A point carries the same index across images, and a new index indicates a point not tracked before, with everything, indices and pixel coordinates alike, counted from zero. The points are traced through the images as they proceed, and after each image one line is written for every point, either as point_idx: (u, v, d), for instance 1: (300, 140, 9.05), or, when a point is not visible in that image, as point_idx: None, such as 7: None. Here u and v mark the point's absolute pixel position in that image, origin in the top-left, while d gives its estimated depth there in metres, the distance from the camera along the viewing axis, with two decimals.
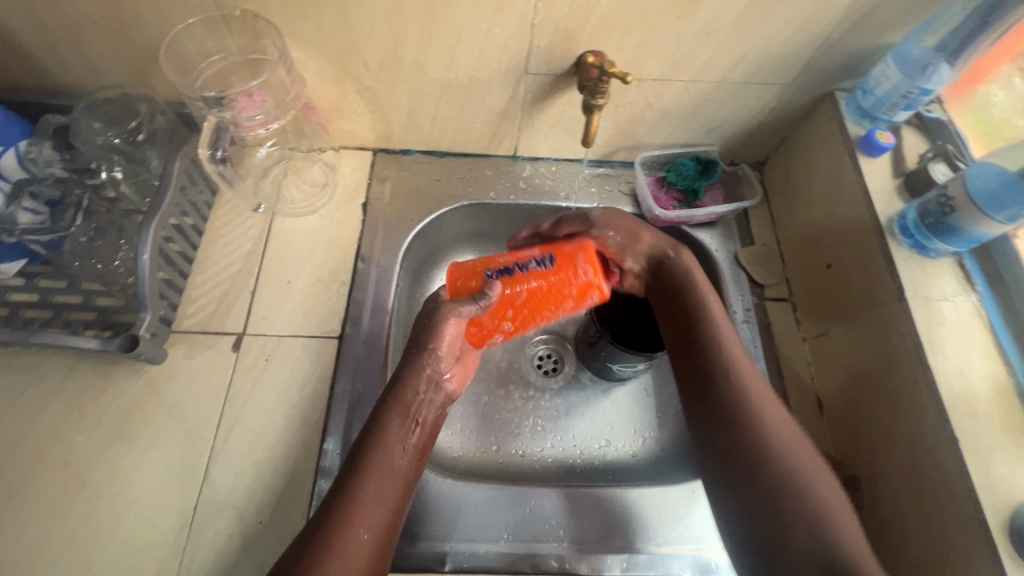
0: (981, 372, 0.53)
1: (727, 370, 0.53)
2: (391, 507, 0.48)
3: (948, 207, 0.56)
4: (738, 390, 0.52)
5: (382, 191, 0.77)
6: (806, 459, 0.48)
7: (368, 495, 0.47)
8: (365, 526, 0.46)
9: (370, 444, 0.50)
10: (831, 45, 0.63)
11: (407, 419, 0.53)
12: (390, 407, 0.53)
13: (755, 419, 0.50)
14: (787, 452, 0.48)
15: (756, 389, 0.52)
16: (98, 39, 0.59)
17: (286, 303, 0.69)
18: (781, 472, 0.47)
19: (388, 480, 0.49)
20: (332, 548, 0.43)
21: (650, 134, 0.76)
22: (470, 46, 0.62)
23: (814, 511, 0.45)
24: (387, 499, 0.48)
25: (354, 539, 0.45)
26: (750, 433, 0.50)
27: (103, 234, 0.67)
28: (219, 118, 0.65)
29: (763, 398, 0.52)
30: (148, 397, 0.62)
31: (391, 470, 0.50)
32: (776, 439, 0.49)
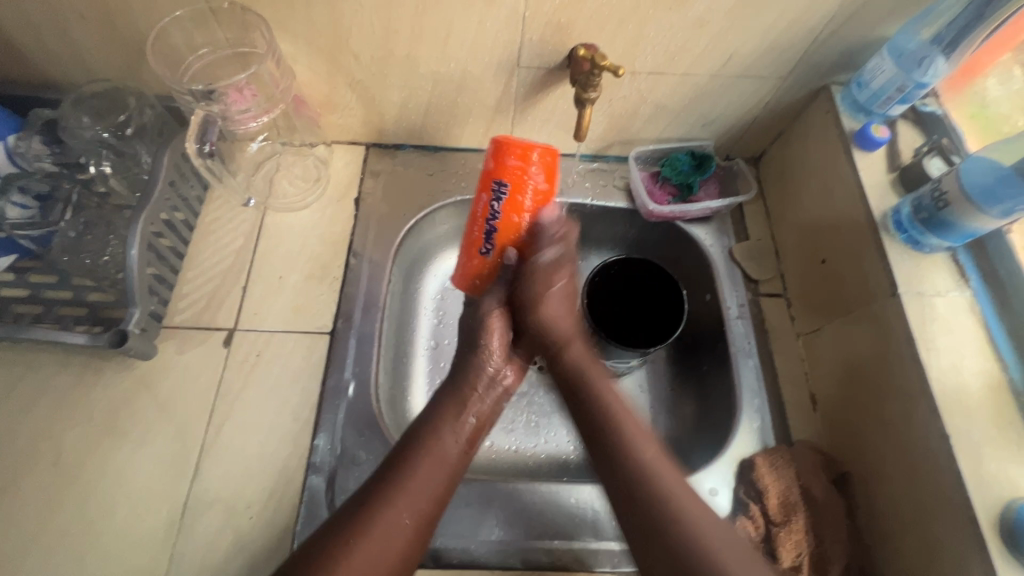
0: (974, 369, 0.53)
1: (619, 426, 0.55)
2: (433, 493, 0.50)
3: (942, 202, 0.55)
4: (630, 440, 0.53)
5: (375, 186, 0.76)
6: (701, 511, 0.48)
7: (411, 480, 0.49)
8: (402, 508, 0.48)
9: (420, 433, 0.53)
10: (826, 38, 0.62)
11: (461, 413, 0.56)
12: (449, 401, 0.56)
13: (641, 472, 0.51)
14: (677, 499, 0.49)
15: (652, 453, 0.53)
16: (85, 32, 0.59)
17: (277, 299, 0.68)
18: (664, 516, 0.48)
19: (433, 467, 0.51)
20: (371, 523, 0.46)
21: (644, 129, 0.76)
22: (461, 39, 0.61)
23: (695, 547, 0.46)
24: (432, 488, 0.50)
25: (392, 519, 0.47)
26: (640, 484, 0.50)
27: (93, 229, 0.67)
28: (207, 112, 0.64)
29: (654, 458, 0.52)
30: (139, 393, 0.62)
31: (440, 459, 0.52)
32: (662, 490, 0.49)
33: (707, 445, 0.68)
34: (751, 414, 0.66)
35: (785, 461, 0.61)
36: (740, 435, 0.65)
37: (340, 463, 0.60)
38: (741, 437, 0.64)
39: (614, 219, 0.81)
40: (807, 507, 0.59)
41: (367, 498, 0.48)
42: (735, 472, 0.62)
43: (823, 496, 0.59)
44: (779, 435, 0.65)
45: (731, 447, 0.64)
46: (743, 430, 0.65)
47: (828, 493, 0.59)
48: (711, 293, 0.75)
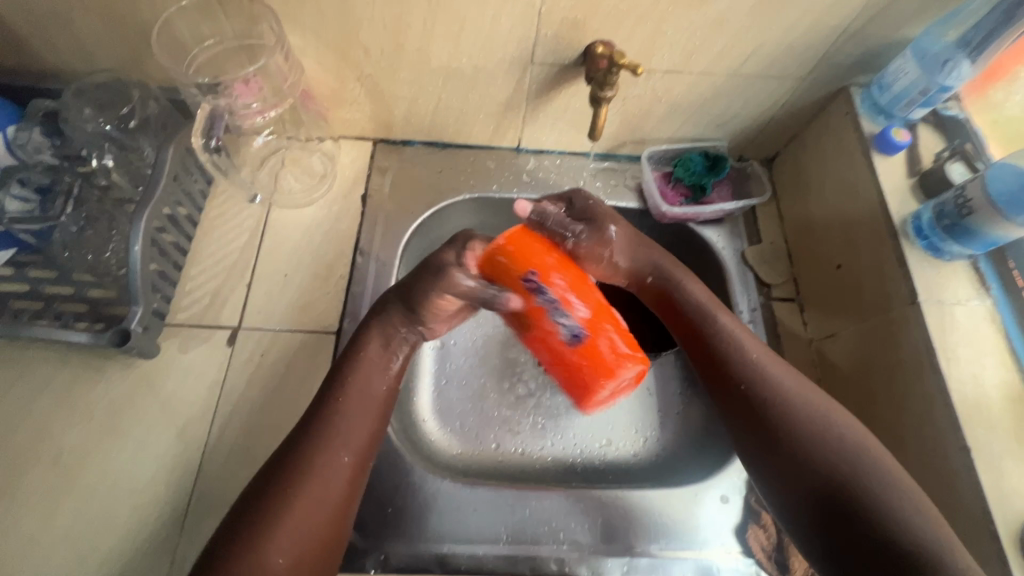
0: (995, 380, 0.52)
1: (729, 332, 0.57)
2: (351, 466, 0.50)
3: (965, 209, 0.54)
4: (733, 339, 0.57)
5: (382, 183, 0.75)
6: (820, 400, 0.52)
7: (317, 460, 0.49)
8: (311, 488, 0.48)
9: (320, 410, 0.52)
10: (847, 40, 0.61)
11: (380, 348, 0.57)
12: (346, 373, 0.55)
13: (755, 372, 0.54)
14: (813, 415, 0.51)
15: (757, 348, 0.56)
16: (88, 21, 0.57)
17: (282, 297, 0.67)
18: (806, 416, 0.51)
19: (361, 410, 0.53)
20: (311, 467, 0.48)
21: (658, 129, 0.74)
22: (474, 35, 0.60)
23: (828, 441, 0.50)
24: (365, 426, 0.52)
25: (303, 504, 0.47)
26: (763, 383, 0.54)
27: (94, 224, 0.65)
28: (214, 105, 0.63)
29: (757, 348, 0.56)
30: (141, 392, 0.61)
31: (366, 396, 0.54)
32: (795, 415, 0.52)
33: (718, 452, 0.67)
34: None
35: None
36: None
37: None
38: None
39: (625, 220, 0.79)
40: None
41: (272, 486, 0.47)
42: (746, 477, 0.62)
43: None
44: None
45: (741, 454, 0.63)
46: None
47: None
48: (723, 297, 0.74)
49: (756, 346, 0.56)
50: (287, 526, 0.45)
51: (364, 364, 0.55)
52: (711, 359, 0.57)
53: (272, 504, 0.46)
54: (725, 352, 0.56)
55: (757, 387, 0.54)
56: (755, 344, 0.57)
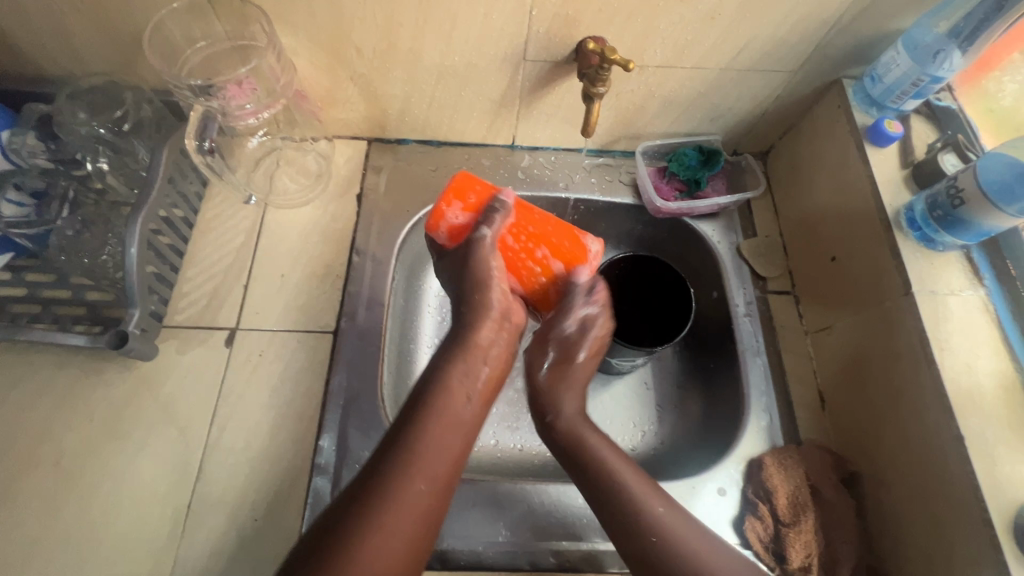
0: (988, 368, 0.52)
1: (584, 442, 0.53)
2: (442, 476, 0.46)
3: (957, 200, 0.54)
4: (592, 453, 0.52)
5: (378, 182, 0.75)
6: (682, 526, 0.47)
7: (434, 439, 0.46)
8: (429, 468, 0.45)
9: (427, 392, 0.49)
10: (839, 32, 0.61)
11: (466, 374, 0.51)
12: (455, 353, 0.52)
13: (609, 479, 0.50)
14: (667, 536, 0.47)
15: (621, 462, 0.51)
16: (79, 25, 0.57)
17: (279, 297, 0.67)
18: (635, 521, 0.48)
19: (450, 436, 0.47)
20: (390, 495, 0.42)
21: (652, 123, 0.74)
22: (466, 32, 0.60)
23: (688, 564, 0.45)
24: (447, 457, 0.46)
25: (423, 481, 0.44)
26: (635, 517, 0.48)
27: (91, 227, 0.65)
28: (207, 106, 0.63)
29: (610, 454, 0.52)
30: (140, 393, 0.61)
31: (454, 421, 0.48)
32: (640, 535, 0.47)
33: (716, 445, 0.67)
34: (759, 413, 0.65)
35: (794, 461, 0.60)
36: (748, 434, 0.64)
37: (344, 464, 0.59)
38: (749, 436, 0.64)
39: (620, 216, 0.80)
40: (817, 508, 0.58)
41: (391, 459, 0.44)
42: (744, 471, 0.62)
43: (833, 497, 0.59)
44: (787, 435, 0.65)
45: (739, 446, 0.63)
46: (751, 429, 0.64)
47: (837, 494, 0.59)
48: (719, 291, 0.75)
49: (609, 452, 0.52)
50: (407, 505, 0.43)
51: (472, 346, 0.53)
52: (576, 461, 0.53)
53: (393, 479, 0.43)
54: (597, 466, 0.51)
55: (617, 517, 0.49)
56: (618, 459, 0.52)
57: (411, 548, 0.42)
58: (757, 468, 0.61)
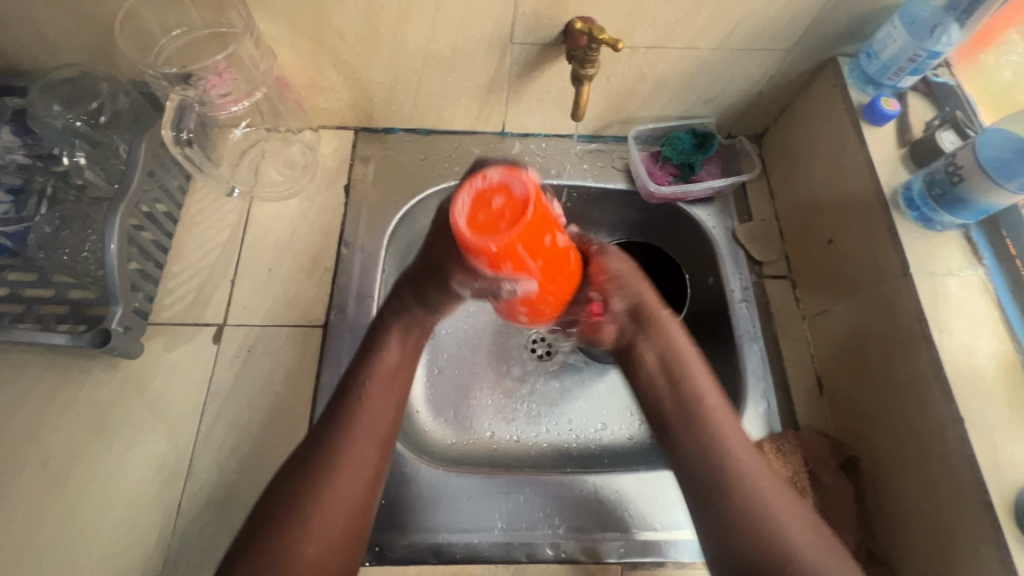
0: (988, 349, 0.51)
1: (670, 345, 0.50)
2: (372, 463, 0.47)
3: (956, 177, 0.53)
4: (692, 385, 0.49)
5: (365, 173, 0.74)
6: (757, 471, 0.45)
7: (351, 437, 0.46)
8: (345, 480, 0.45)
9: (342, 403, 0.48)
10: (834, 7, 0.59)
11: (418, 337, 0.52)
12: (365, 360, 0.51)
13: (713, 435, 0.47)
14: (769, 496, 0.44)
15: (708, 387, 0.49)
16: (51, 16, 0.56)
17: (267, 292, 0.66)
18: (752, 492, 0.44)
19: (372, 421, 0.48)
20: (320, 481, 0.44)
21: (644, 107, 0.73)
22: (450, 15, 0.58)
23: (767, 525, 0.43)
24: (376, 440, 0.47)
25: (342, 490, 0.44)
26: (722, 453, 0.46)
27: (70, 224, 0.62)
28: (183, 96, 0.61)
29: (709, 389, 0.49)
30: (126, 392, 0.60)
31: (383, 397, 0.49)
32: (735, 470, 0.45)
33: None
34: (757, 399, 0.64)
35: (792, 447, 0.60)
36: (745, 421, 0.63)
37: None
38: (746, 422, 0.63)
39: (614, 202, 0.78)
40: (815, 493, 0.58)
41: (312, 472, 0.44)
42: None
43: (831, 481, 0.58)
44: (785, 420, 0.64)
45: None
46: (749, 416, 0.64)
47: (836, 478, 0.58)
48: (714, 277, 0.73)
49: (710, 386, 0.50)
50: (320, 517, 0.43)
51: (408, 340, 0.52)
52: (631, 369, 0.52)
53: (308, 491, 0.43)
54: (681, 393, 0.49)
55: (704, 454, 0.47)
56: (710, 386, 0.50)
57: (336, 551, 0.43)
58: None
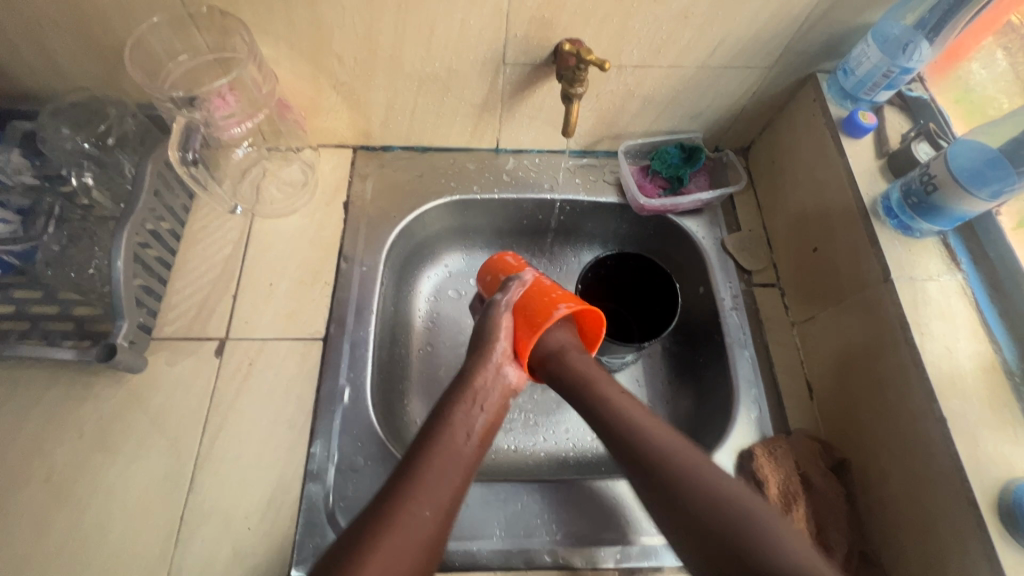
0: (968, 351, 0.53)
1: (595, 385, 0.55)
2: (442, 505, 0.47)
3: (931, 185, 0.55)
4: (627, 416, 0.53)
5: (364, 189, 0.76)
6: (743, 490, 0.48)
7: (426, 486, 0.47)
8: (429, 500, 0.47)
9: (428, 438, 0.51)
10: (810, 27, 0.62)
11: (471, 403, 0.54)
12: (454, 407, 0.54)
13: (675, 481, 0.48)
14: (754, 512, 0.46)
15: (659, 433, 0.51)
16: (63, 44, 0.58)
17: (268, 306, 0.68)
18: (740, 512, 0.46)
19: (447, 469, 0.49)
20: (395, 517, 0.44)
21: (633, 123, 0.76)
22: (445, 38, 0.61)
23: (748, 544, 0.44)
24: (450, 484, 0.48)
25: (412, 519, 0.45)
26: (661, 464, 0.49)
27: (77, 242, 0.65)
28: (190, 118, 0.63)
29: (668, 438, 0.51)
30: (131, 406, 0.61)
31: (455, 455, 0.50)
32: (673, 463, 0.49)
33: (706, 437, 0.68)
34: (749, 405, 0.66)
35: (784, 451, 0.61)
36: (737, 426, 0.65)
37: (338, 469, 0.60)
38: (739, 427, 0.64)
39: (605, 215, 0.81)
40: (807, 495, 0.59)
41: (393, 490, 0.46)
42: (735, 462, 0.62)
43: (823, 484, 0.59)
44: (776, 425, 0.65)
45: (728, 439, 0.64)
46: (741, 421, 0.65)
47: (827, 481, 0.60)
48: (705, 286, 0.75)
49: (665, 433, 0.51)
50: (405, 533, 0.44)
51: (467, 390, 0.55)
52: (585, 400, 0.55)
53: (394, 508, 0.45)
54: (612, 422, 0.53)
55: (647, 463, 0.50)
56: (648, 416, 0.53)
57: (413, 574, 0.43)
58: (748, 458, 0.62)
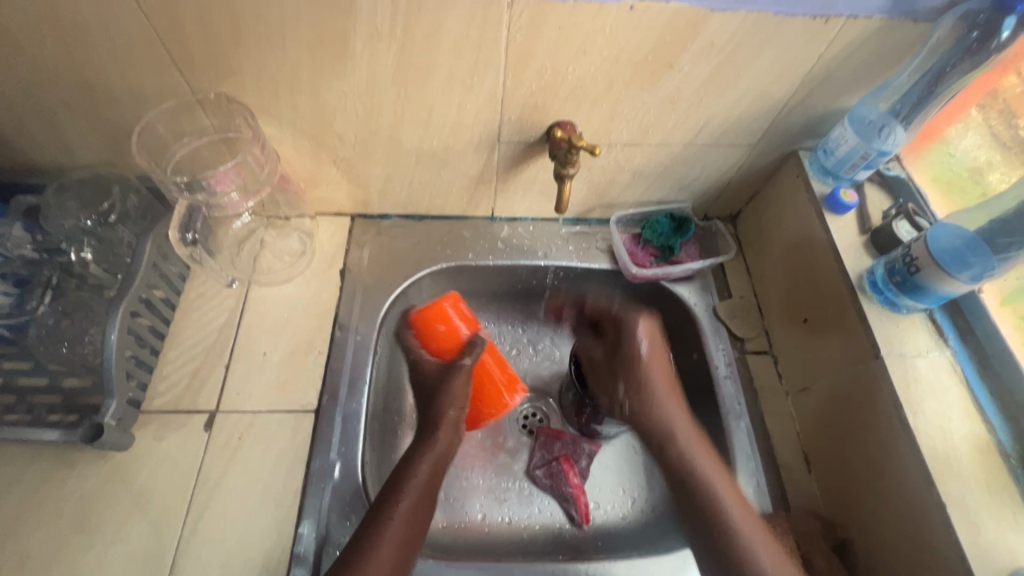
0: (962, 430, 0.53)
1: (686, 461, 0.63)
2: (398, 557, 0.53)
3: (914, 266, 0.56)
4: (697, 470, 0.62)
5: (361, 257, 0.77)
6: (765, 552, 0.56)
7: (387, 537, 0.54)
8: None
9: (372, 523, 0.55)
10: (789, 112, 0.65)
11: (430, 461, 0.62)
12: (392, 492, 0.58)
13: (702, 488, 0.60)
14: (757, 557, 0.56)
15: (717, 477, 0.61)
16: (73, 123, 0.61)
17: (260, 376, 0.67)
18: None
19: (409, 519, 0.56)
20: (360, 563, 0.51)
21: (624, 194, 0.78)
22: (442, 120, 0.63)
23: None
24: (404, 536, 0.55)
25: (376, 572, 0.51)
26: (717, 516, 0.58)
27: (71, 315, 0.64)
28: (192, 201, 0.65)
29: (718, 480, 0.61)
30: (114, 483, 0.60)
31: (411, 509, 0.57)
32: (737, 535, 0.57)
33: None
34: (746, 478, 0.65)
35: (784, 529, 0.60)
36: None
37: (325, 551, 0.58)
38: None
39: (598, 281, 0.82)
40: None
41: (360, 541, 0.53)
42: None
43: (825, 566, 0.58)
44: (775, 500, 0.64)
45: None
46: None
47: (828, 563, 0.58)
48: (699, 352, 0.76)
49: (718, 476, 0.61)
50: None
51: (434, 443, 0.63)
52: (661, 453, 0.65)
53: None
54: (679, 464, 0.63)
55: (717, 533, 0.58)
56: (693, 441, 0.64)
57: None
58: None
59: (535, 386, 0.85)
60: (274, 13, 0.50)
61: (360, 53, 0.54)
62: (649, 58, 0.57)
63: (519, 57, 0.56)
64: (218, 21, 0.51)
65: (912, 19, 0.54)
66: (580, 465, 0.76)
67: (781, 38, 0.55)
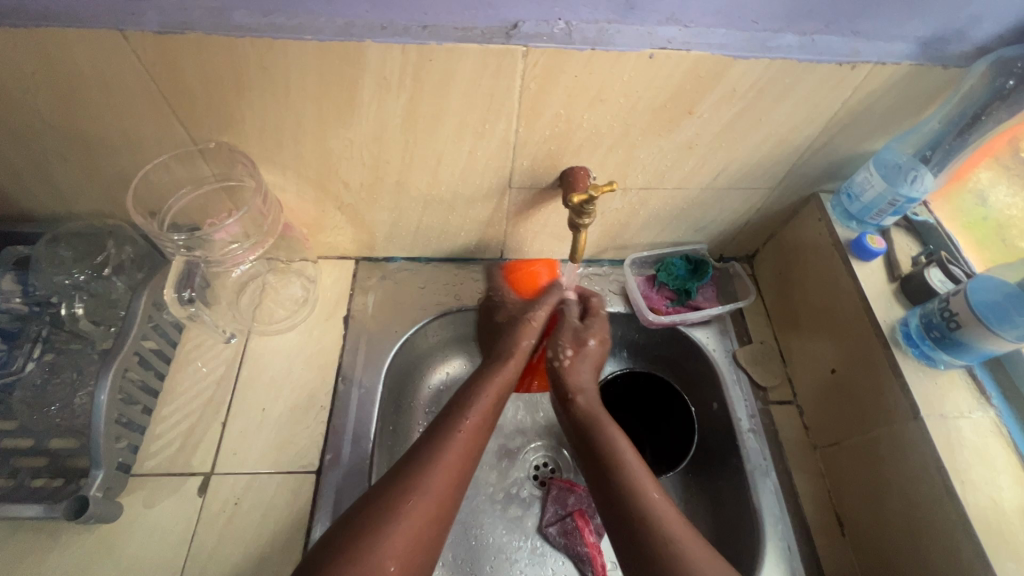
0: (1014, 501, 0.50)
1: (607, 433, 0.61)
2: (436, 502, 0.51)
3: (953, 322, 0.53)
4: (606, 442, 0.60)
5: (365, 303, 0.74)
6: (663, 505, 0.54)
7: (431, 478, 0.52)
8: (413, 519, 0.49)
9: (431, 446, 0.55)
10: (812, 155, 0.63)
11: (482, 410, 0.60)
12: (457, 412, 0.59)
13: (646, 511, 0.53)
14: (677, 546, 0.50)
15: (657, 498, 0.54)
16: (69, 173, 0.58)
17: (258, 435, 0.64)
18: (646, 511, 0.53)
19: (449, 455, 0.54)
20: (391, 511, 0.49)
21: (638, 236, 0.75)
22: (452, 166, 0.61)
23: (673, 547, 0.50)
24: (446, 477, 0.53)
25: (415, 511, 0.49)
26: (619, 476, 0.56)
27: (59, 373, 0.61)
28: (189, 258, 0.63)
29: (632, 456, 0.59)
30: (100, 556, 0.56)
31: (454, 452, 0.55)
32: (638, 490, 0.55)
33: None
34: (776, 544, 0.61)
35: None
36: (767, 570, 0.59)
37: None
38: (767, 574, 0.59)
39: (611, 324, 0.78)
40: None
41: (392, 490, 0.51)
42: None
43: None
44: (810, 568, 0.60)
45: None
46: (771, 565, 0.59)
47: None
48: (719, 402, 0.72)
49: (633, 455, 0.59)
50: (403, 525, 0.48)
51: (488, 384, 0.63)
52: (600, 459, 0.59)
53: (381, 518, 0.48)
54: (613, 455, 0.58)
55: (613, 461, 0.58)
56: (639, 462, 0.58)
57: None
58: None
59: (546, 435, 0.81)
60: (279, 65, 0.48)
61: (368, 103, 0.52)
62: (668, 105, 0.55)
63: (532, 105, 0.54)
64: (220, 72, 0.49)
65: (941, 66, 0.52)
66: (595, 521, 0.72)
67: (804, 84, 0.53)
